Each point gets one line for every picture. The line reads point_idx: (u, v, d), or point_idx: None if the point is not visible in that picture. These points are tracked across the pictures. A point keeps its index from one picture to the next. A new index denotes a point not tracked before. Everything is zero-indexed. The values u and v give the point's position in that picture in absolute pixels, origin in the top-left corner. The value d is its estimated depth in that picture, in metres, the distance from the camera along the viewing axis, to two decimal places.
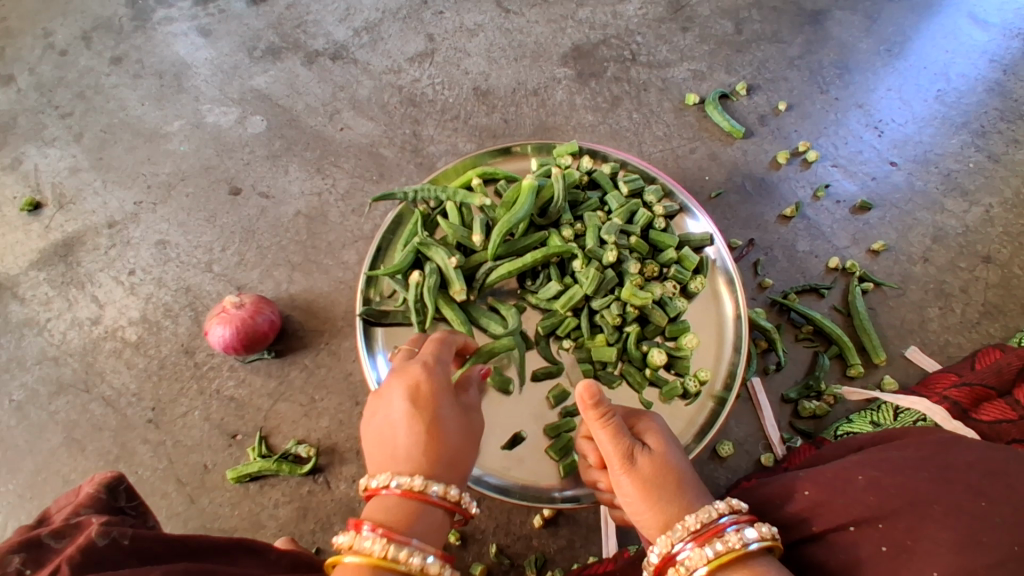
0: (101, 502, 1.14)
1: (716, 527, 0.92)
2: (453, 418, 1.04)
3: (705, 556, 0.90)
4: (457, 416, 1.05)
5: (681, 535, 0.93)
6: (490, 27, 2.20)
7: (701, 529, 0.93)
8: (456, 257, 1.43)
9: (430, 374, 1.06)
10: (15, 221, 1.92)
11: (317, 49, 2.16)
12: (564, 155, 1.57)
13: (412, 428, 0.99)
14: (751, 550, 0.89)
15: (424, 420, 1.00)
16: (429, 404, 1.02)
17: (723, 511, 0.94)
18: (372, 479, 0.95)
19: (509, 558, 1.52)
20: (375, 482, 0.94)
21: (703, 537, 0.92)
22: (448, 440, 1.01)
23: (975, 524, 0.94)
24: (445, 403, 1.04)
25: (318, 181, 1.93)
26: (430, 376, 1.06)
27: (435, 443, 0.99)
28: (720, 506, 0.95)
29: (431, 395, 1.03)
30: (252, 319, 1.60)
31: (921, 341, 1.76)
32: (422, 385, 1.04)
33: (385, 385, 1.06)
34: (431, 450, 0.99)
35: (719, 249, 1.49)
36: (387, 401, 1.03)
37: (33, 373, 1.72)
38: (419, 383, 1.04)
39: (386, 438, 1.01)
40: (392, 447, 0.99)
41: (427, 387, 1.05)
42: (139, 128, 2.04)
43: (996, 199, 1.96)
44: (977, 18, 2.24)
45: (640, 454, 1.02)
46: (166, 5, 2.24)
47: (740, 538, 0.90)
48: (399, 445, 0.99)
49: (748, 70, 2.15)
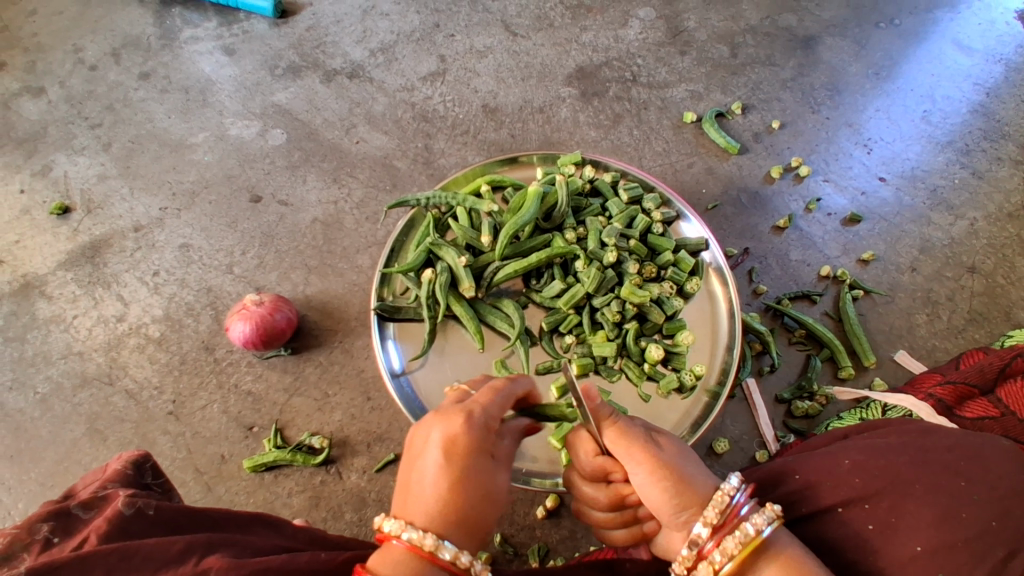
0: (128, 476, 1.20)
1: (734, 512, 0.93)
2: (488, 475, 0.92)
3: (735, 543, 0.89)
4: (491, 474, 0.93)
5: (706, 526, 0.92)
6: (499, 49, 2.33)
7: (720, 521, 0.92)
8: (465, 256, 1.53)
9: (473, 425, 0.94)
10: (44, 224, 2.02)
11: (335, 68, 2.28)
12: (568, 165, 1.67)
13: (441, 477, 0.88)
14: (767, 535, 0.90)
15: (456, 475, 0.89)
16: (465, 458, 0.91)
17: (734, 492, 0.95)
18: (385, 522, 0.85)
19: (512, 547, 1.58)
20: (388, 528, 0.84)
21: (724, 529, 0.92)
22: (479, 501, 0.90)
23: (954, 501, 0.98)
24: (483, 458, 0.93)
25: (334, 190, 2.03)
26: (473, 432, 0.93)
27: (463, 500, 0.88)
28: (730, 487, 0.95)
29: (469, 450, 0.92)
30: (271, 316, 1.68)
31: (909, 346, 1.84)
32: (463, 438, 0.92)
33: (424, 422, 0.96)
34: (457, 506, 0.87)
35: (713, 252, 1.58)
36: (423, 443, 0.93)
37: (58, 367, 1.80)
38: (461, 435, 0.93)
39: (409, 487, 0.90)
40: (414, 494, 0.89)
41: (467, 438, 0.92)
42: (165, 139, 2.16)
43: (981, 213, 2.06)
44: (961, 45, 2.36)
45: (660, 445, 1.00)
46: (192, 26, 2.38)
47: (762, 520, 0.90)
48: (424, 493, 0.88)
49: (743, 91, 2.27)
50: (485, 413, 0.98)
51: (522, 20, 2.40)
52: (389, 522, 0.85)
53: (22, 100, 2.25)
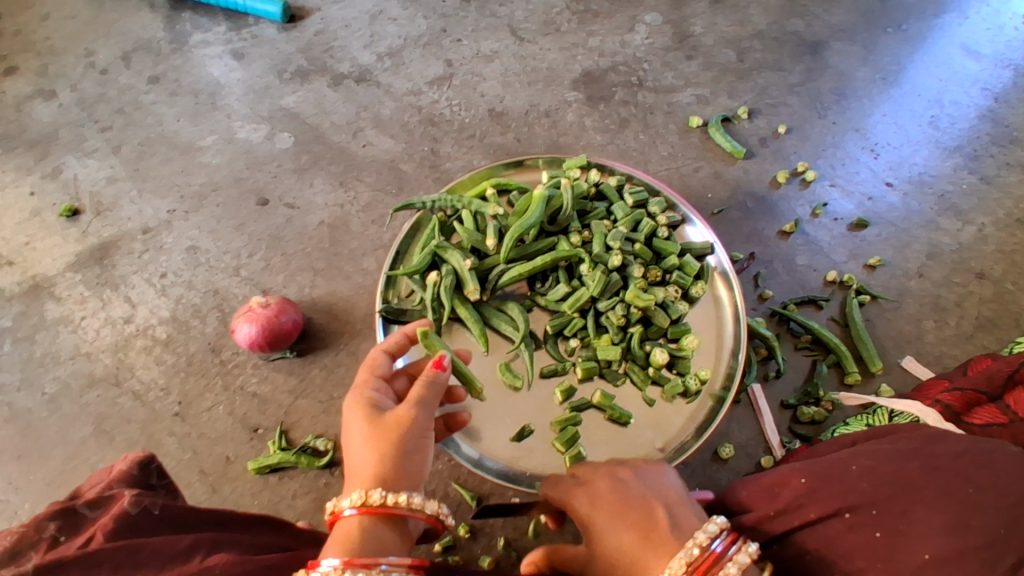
0: (133, 477, 1.20)
1: (712, 556, 0.90)
2: (421, 448, 1.00)
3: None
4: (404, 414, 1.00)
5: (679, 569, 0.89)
6: (506, 53, 2.34)
7: (696, 563, 0.89)
8: (470, 259, 1.53)
9: (361, 396, 1.06)
10: (54, 225, 2.04)
11: (343, 72, 2.30)
12: (573, 168, 1.68)
13: (375, 457, 0.96)
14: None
15: (387, 454, 0.96)
16: (368, 419, 1.01)
17: (714, 536, 0.92)
18: (331, 505, 0.94)
19: (516, 551, 1.58)
20: (334, 508, 0.93)
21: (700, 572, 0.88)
22: (412, 472, 0.98)
23: (964, 508, 0.97)
24: (410, 432, 1.00)
25: (341, 193, 2.04)
26: (409, 416, 1.00)
27: (395, 472, 0.96)
28: (710, 532, 0.92)
29: (394, 442, 0.97)
30: (277, 318, 1.69)
31: (917, 352, 1.83)
32: (392, 423, 0.99)
33: (357, 438, 1.00)
34: (381, 453, 0.96)
35: (719, 256, 1.58)
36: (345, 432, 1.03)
37: (66, 367, 1.82)
38: (389, 420, 1.00)
39: (350, 471, 0.98)
40: (353, 473, 0.97)
41: (362, 407, 1.03)
42: (174, 142, 2.18)
43: (990, 219, 2.05)
44: (970, 50, 2.35)
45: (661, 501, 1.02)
46: (202, 30, 2.40)
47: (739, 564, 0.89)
48: (354, 465, 0.97)
49: (750, 95, 2.27)
50: (425, 399, 1.04)
51: (529, 25, 2.41)
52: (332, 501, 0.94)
53: (34, 103, 2.28)
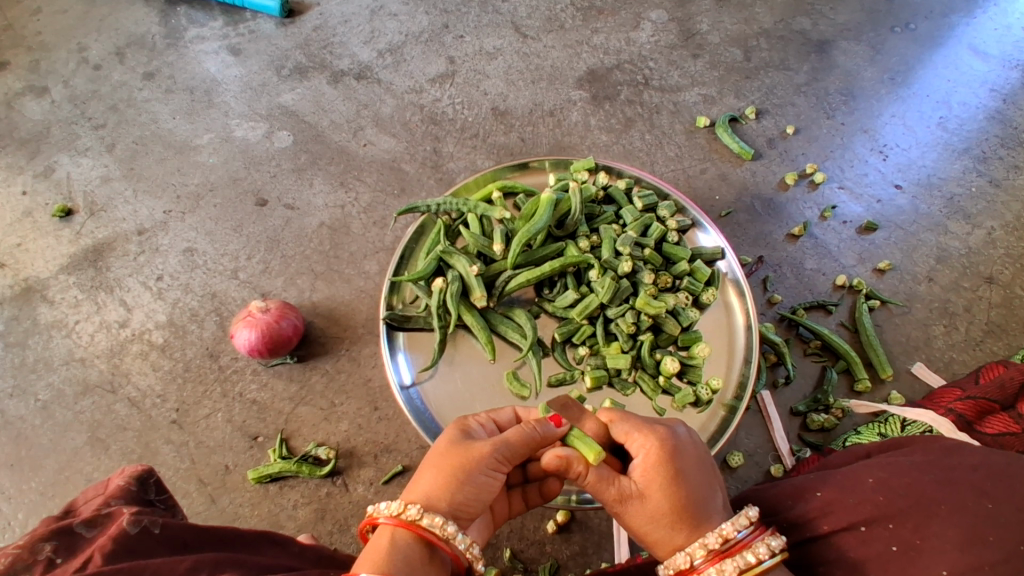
0: (132, 493, 1.17)
1: (735, 545, 0.90)
2: (485, 487, 0.97)
3: (731, 569, 0.88)
4: (482, 448, 0.97)
5: (696, 554, 0.91)
6: (508, 51, 2.29)
7: (716, 548, 0.90)
8: (477, 264, 1.49)
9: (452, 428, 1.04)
10: (47, 226, 1.98)
11: (342, 69, 2.25)
12: (581, 171, 1.64)
13: (438, 476, 0.95)
14: (765, 568, 0.87)
15: (449, 480, 0.94)
16: (449, 449, 0.98)
17: (743, 526, 0.91)
18: (373, 506, 0.92)
19: (523, 563, 1.55)
20: (373, 510, 0.91)
21: (718, 558, 0.90)
22: (468, 504, 0.95)
23: (981, 523, 0.92)
24: (480, 462, 0.97)
25: (341, 194, 2.00)
26: (485, 451, 0.97)
27: (452, 501, 0.93)
28: (739, 520, 0.92)
29: (460, 470, 0.95)
30: (277, 324, 1.65)
31: (926, 358, 1.81)
32: (464, 451, 0.97)
33: (431, 451, 1.00)
34: (450, 484, 0.94)
35: (730, 262, 1.55)
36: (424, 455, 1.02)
37: (59, 373, 1.77)
38: (465, 449, 0.98)
39: (413, 480, 0.97)
40: (414, 482, 0.96)
41: (447, 437, 1.01)
42: (170, 140, 2.12)
43: (998, 223, 2.02)
44: (977, 50, 2.33)
45: (692, 466, 0.98)
46: (198, 25, 2.35)
47: (758, 553, 0.88)
48: (418, 486, 0.95)
49: (757, 95, 2.23)
50: (509, 441, 1.00)
51: (532, 22, 2.36)
52: (375, 505, 0.92)
53: (25, 100, 2.22)
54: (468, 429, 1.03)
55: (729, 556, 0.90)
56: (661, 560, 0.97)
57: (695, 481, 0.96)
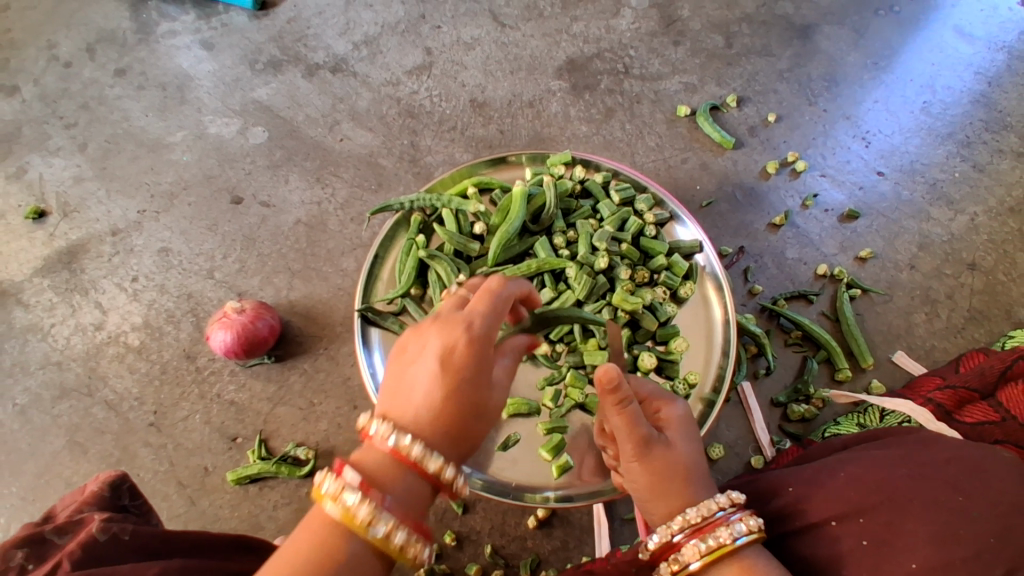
0: (105, 499, 1.16)
1: (712, 522, 0.95)
2: (478, 429, 0.91)
3: (704, 548, 0.93)
4: (483, 394, 0.90)
5: (679, 527, 0.96)
6: (486, 40, 2.25)
7: (700, 523, 0.95)
8: (461, 273, 1.51)
9: (468, 334, 0.90)
10: (20, 228, 1.96)
11: (317, 62, 2.21)
12: (557, 165, 1.61)
13: (442, 407, 0.86)
14: (739, 547, 0.92)
15: (455, 414, 0.87)
16: (457, 378, 0.88)
17: (721, 505, 0.96)
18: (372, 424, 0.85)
19: (504, 558, 1.56)
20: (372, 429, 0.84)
21: (701, 532, 0.94)
22: (467, 442, 0.90)
23: (951, 517, 0.92)
24: (482, 398, 0.90)
25: (318, 191, 1.97)
26: (487, 399, 0.91)
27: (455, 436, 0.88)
28: (717, 500, 0.97)
29: (468, 362, 0.88)
30: (252, 325, 1.63)
31: (907, 346, 1.81)
32: (474, 388, 0.89)
33: (425, 323, 0.93)
34: (450, 422, 0.87)
35: (708, 256, 1.52)
36: (416, 356, 0.90)
37: (37, 377, 1.76)
38: (474, 388, 0.89)
39: (397, 383, 0.89)
40: (409, 407, 0.87)
41: (460, 348, 0.89)
42: (143, 138, 2.09)
43: (981, 208, 2.01)
44: (962, 32, 2.30)
45: (690, 434, 1.06)
46: (169, 19, 2.30)
47: (730, 534, 0.93)
48: (417, 407, 0.87)
49: (738, 82, 2.21)
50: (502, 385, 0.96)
51: (510, 10, 2.32)
52: (378, 423, 0.85)
53: None
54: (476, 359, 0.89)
55: (710, 530, 0.94)
56: (659, 519, 1.01)
57: (698, 450, 1.04)
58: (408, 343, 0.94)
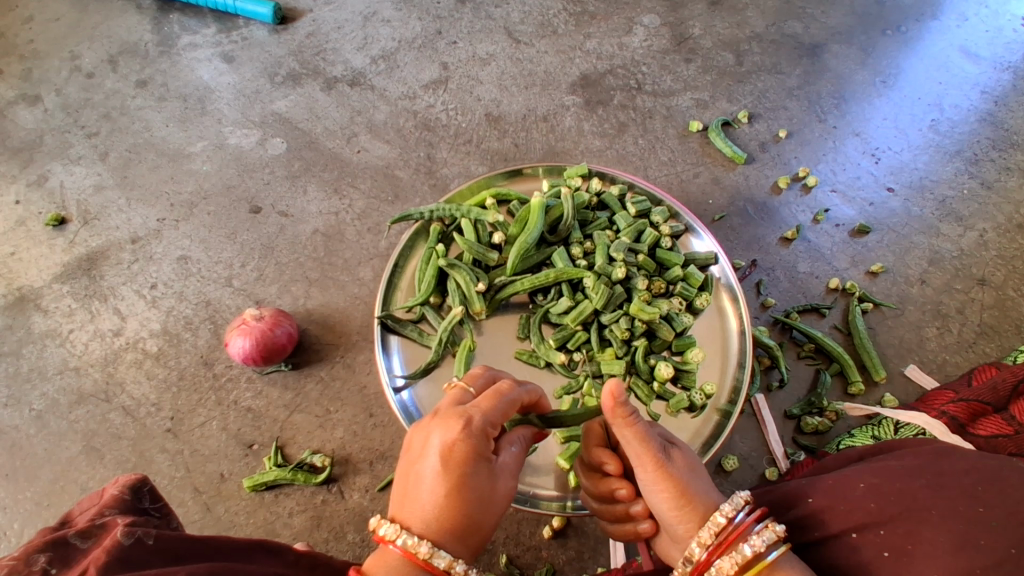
0: (125, 502, 1.16)
1: (735, 532, 0.91)
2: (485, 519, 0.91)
3: (732, 563, 0.88)
4: (487, 482, 0.91)
5: (704, 542, 0.92)
6: (501, 56, 2.30)
7: (720, 537, 0.91)
8: (480, 282, 1.52)
9: (472, 429, 0.92)
10: (40, 235, 1.98)
11: (335, 75, 2.25)
12: (574, 177, 1.64)
13: (449, 498, 0.87)
14: (770, 561, 0.87)
15: (461, 502, 0.88)
16: (463, 469, 0.89)
17: (735, 511, 0.92)
18: (381, 526, 0.85)
19: (519, 568, 1.56)
20: (383, 532, 0.85)
21: (723, 548, 0.90)
22: (475, 530, 0.90)
23: (970, 527, 0.92)
24: (487, 486, 0.91)
25: (335, 201, 2.00)
26: (492, 488, 0.92)
27: (460, 520, 0.88)
28: (730, 507, 0.93)
29: (470, 455, 0.90)
30: (271, 331, 1.65)
31: (919, 360, 1.82)
32: (479, 475, 0.90)
33: (425, 419, 0.94)
34: (457, 517, 0.87)
35: (723, 267, 1.55)
36: (421, 455, 0.91)
37: (54, 382, 1.77)
38: (479, 476, 0.90)
39: (403, 483, 0.90)
40: (419, 503, 0.88)
41: (464, 445, 0.90)
42: (163, 148, 2.12)
43: (990, 224, 2.03)
44: (968, 52, 2.34)
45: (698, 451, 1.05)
46: (190, 32, 2.35)
47: (755, 545, 0.88)
48: (426, 504, 0.87)
49: (749, 99, 2.24)
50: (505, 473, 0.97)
51: (525, 27, 2.37)
52: (390, 525, 0.85)
53: (17, 108, 2.21)
54: (479, 453, 0.91)
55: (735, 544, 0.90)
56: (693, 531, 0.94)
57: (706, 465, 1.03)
58: (414, 439, 0.94)
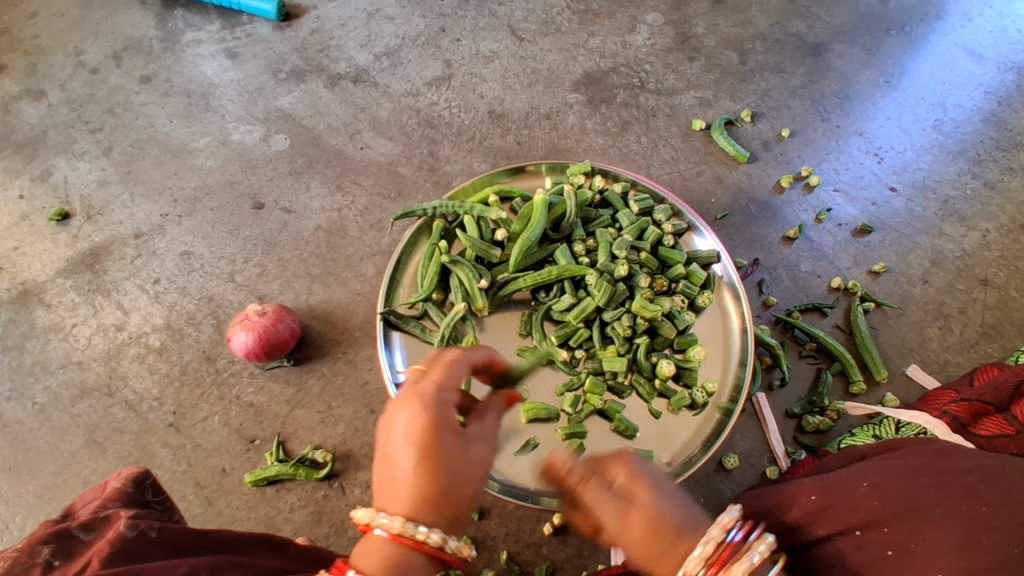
0: (128, 495, 1.17)
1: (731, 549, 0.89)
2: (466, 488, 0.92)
3: None
4: (457, 450, 0.92)
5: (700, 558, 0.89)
6: (505, 54, 2.30)
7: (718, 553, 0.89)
8: (483, 279, 1.52)
9: (431, 403, 0.93)
10: (43, 230, 1.99)
11: (339, 72, 2.25)
12: (577, 175, 1.64)
13: (418, 474, 0.89)
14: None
15: (431, 475, 0.89)
16: (427, 444, 0.90)
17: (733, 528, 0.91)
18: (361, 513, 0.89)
19: (519, 564, 1.56)
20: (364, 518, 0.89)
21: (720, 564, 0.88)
22: (455, 501, 0.91)
23: (974, 527, 0.92)
24: (459, 456, 0.92)
25: (338, 198, 2.00)
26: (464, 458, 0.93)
27: (436, 492, 0.89)
28: (728, 523, 0.91)
29: (431, 429, 0.91)
30: (273, 327, 1.66)
31: (921, 360, 1.82)
32: (447, 447, 0.91)
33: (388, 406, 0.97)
34: (429, 490, 0.89)
35: (725, 266, 1.55)
36: (387, 438, 0.93)
37: (57, 376, 1.78)
38: (447, 448, 0.91)
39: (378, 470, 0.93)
40: (393, 484, 0.90)
41: (424, 421, 0.92)
42: (167, 143, 2.13)
43: (993, 225, 2.03)
44: (972, 52, 2.34)
45: None
46: (194, 28, 2.35)
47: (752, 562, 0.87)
48: (399, 482, 0.90)
49: (752, 98, 2.24)
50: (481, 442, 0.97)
51: (528, 24, 2.37)
52: (369, 510, 0.89)
53: (22, 103, 2.22)
54: (442, 424, 0.92)
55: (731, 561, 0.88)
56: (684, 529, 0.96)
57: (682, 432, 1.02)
58: (382, 424, 0.97)
